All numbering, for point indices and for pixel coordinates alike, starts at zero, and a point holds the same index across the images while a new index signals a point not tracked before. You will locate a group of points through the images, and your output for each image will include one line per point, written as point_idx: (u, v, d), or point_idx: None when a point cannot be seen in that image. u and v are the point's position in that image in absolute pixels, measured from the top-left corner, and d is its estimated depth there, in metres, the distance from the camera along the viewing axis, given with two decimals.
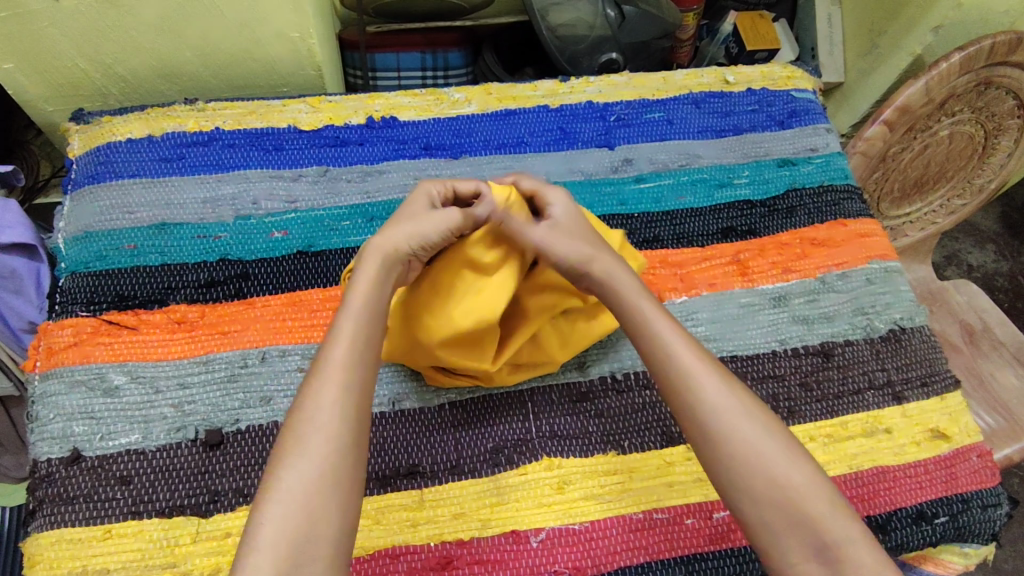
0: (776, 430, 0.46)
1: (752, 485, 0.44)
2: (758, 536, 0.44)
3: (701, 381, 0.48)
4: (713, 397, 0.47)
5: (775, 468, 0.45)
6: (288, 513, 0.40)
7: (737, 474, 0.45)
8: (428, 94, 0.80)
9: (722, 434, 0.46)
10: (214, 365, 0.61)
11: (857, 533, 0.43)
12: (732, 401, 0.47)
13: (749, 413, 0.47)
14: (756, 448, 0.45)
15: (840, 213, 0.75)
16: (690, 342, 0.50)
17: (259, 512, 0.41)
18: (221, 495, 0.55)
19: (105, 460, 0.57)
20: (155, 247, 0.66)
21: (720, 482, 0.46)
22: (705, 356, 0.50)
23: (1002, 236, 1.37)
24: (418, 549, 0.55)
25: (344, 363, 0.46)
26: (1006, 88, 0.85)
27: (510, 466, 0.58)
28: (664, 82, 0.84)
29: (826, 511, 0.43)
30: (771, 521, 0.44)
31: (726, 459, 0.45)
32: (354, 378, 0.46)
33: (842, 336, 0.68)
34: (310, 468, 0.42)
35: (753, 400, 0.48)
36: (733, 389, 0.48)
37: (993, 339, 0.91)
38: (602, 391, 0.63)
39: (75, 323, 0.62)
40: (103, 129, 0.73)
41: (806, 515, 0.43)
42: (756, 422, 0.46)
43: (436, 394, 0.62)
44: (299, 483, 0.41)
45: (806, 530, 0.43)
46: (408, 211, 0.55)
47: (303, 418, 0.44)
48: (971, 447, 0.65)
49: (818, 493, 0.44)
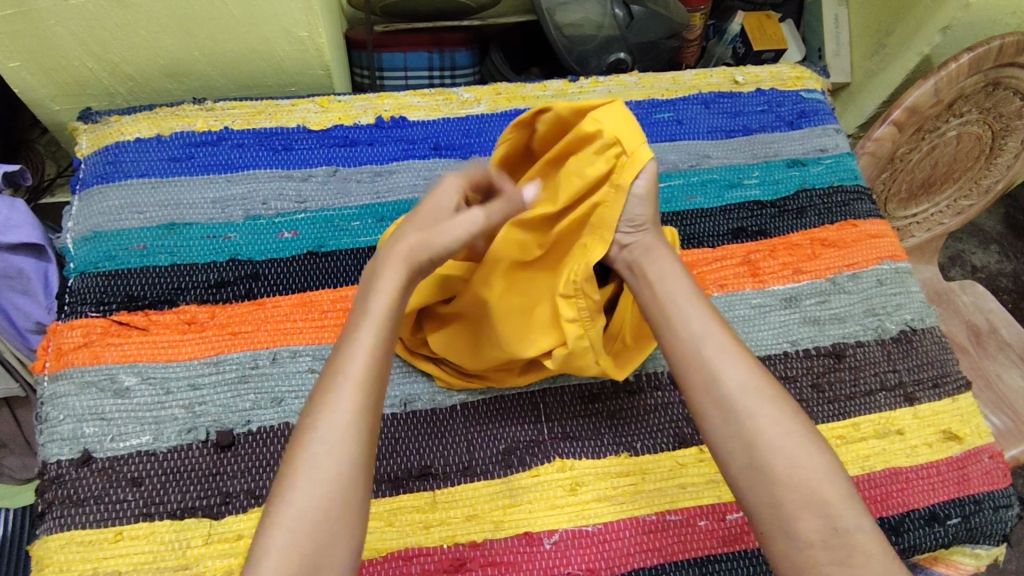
0: (797, 415, 0.47)
1: (774, 466, 0.44)
2: (765, 519, 0.44)
3: (726, 360, 0.48)
4: (735, 377, 0.48)
5: (791, 450, 0.45)
6: (295, 539, 0.39)
7: (756, 453, 0.45)
8: (437, 94, 0.79)
9: (745, 408, 0.46)
10: (224, 366, 0.61)
11: (866, 525, 0.43)
12: (753, 383, 0.47)
13: (773, 397, 0.47)
14: (778, 428, 0.45)
15: (850, 214, 0.75)
16: (719, 325, 0.51)
17: (264, 539, 0.40)
18: (233, 497, 0.55)
19: (115, 462, 0.56)
20: (164, 247, 0.66)
21: (738, 464, 0.46)
22: (733, 338, 0.50)
23: (1006, 236, 1.37)
24: (431, 551, 0.54)
25: (361, 379, 0.44)
26: (1014, 89, 0.85)
27: (523, 467, 0.58)
28: (673, 82, 0.84)
29: (839, 499, 0.43)
30: (787, 505, 0.43)
31: (745, 436, 0.46)
32: (369, 398, 0.44)
33: (853, 337, 0.68)
34: (319, 491, 0.41)
35: (777, 387, 0.48)
36: (756, 372, 0.48)
37: (1000, 340, 0.91)
38: (614, 393, 0.63)
39: (85, 324, 0.62)
40: (112, 128, 0.72)
41: (822, 499, 0.43)
42: (778, 406, 0.47)
43: (448, 395, 0.62)
44: (307, 507, 0.40)
45: (817, 514, 0.43)
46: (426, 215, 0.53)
47: (313, 437, 0.42)
48: (983, 448, 0.64)
49: (835, 480, 0.44)
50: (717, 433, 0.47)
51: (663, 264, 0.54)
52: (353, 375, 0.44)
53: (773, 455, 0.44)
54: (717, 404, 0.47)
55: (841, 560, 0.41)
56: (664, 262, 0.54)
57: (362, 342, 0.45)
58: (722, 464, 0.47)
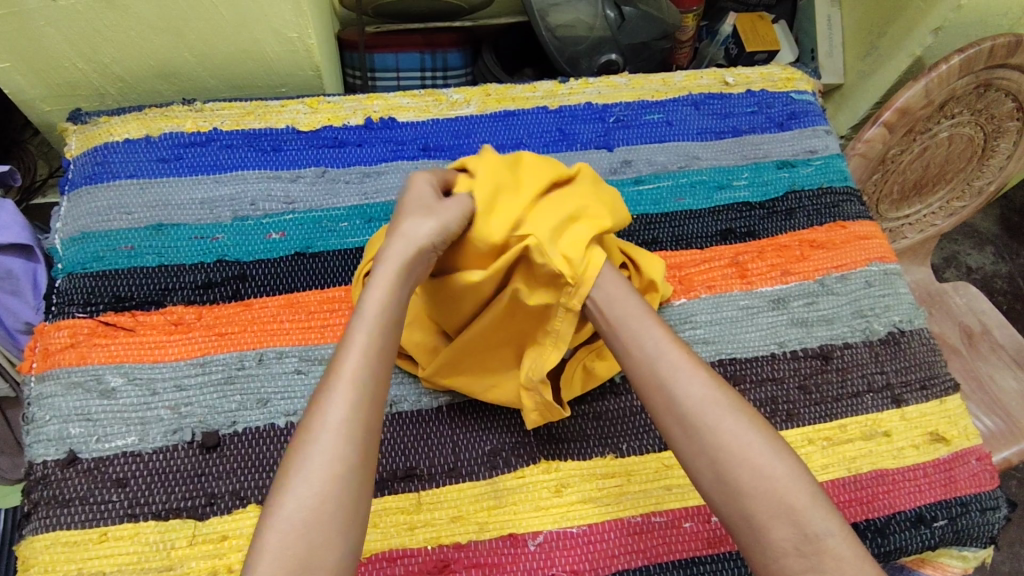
0: (761, 424, 0.46)
1: (739, 479, 0.44)
2: (740, 531, 0.44)
3: (683, 376, 0.48)
4: (694, 392, 0.47)
5: (756, 461, 0.44)
6: (288, 540, 0.38)
7: (722, 466, 0.45)
8: (427, 95, 0.79)
9: (705, 423, 0.46)
10: (211, 367, 0.61)
11: (837, 528, 0.42)
12: (714, 396, 0.47)
13: (734, 407, 0.46)
14: (741, 439, 0.45)
15: (839, 215, 0.75)
16: (675, 341, 0.50)
17: (259, 542, 0.38)
18: (217, 498, 0.55)
19: (100, 462, 0.56)
20: (152, 248, 0.66)
21: (706, 480, 0.45)
22: (689, 352, 0.49)
23: (1001, 238, 1.37)
24: (415, 552, 0.54)
25: (356, 376, 0.43)
26: (1005, 91, 0.85)
27: (508, 469, 0.58)
28: (664, 84, 0.83)
29: (809, 506, 0.43)
30: (757, 515, 0.43)
31: (709, 452, 0.45)
32: (365, 396, 0.43)
33: (841, 339, 0.68)
34: (314, 490, 0.40)
35: (738, 397, 0.47)
36: (715, 385, 0.47)
37: (992, 341, 0.91)
38: (601, 394, 0.63)
39: (72, 324, 0.62)
40: (101, 129, 0.72)
41: (790, 507, 0.43)
42: (740, 416, 0.46)
43: (433, 396, 0.61)
44: (298, 511, 0.39)
45: (786, 522, 0.42)
46: (413, 205, 0.51)
47: (309, 437, 0.41)
48: (970, 450, 0.64)
49: (802, 485, 0.44)
50: (684, 450, 0.46)
51: (614, 290, 0.52)
52: (347, 374, 0.43)
53: (736, 467, 0.44)
54: (678, 422, 0.47)
55: (813, 568, 0.41)
56: (613, 283, 0.53)
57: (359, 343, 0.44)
58: (693, 480, 0.47)
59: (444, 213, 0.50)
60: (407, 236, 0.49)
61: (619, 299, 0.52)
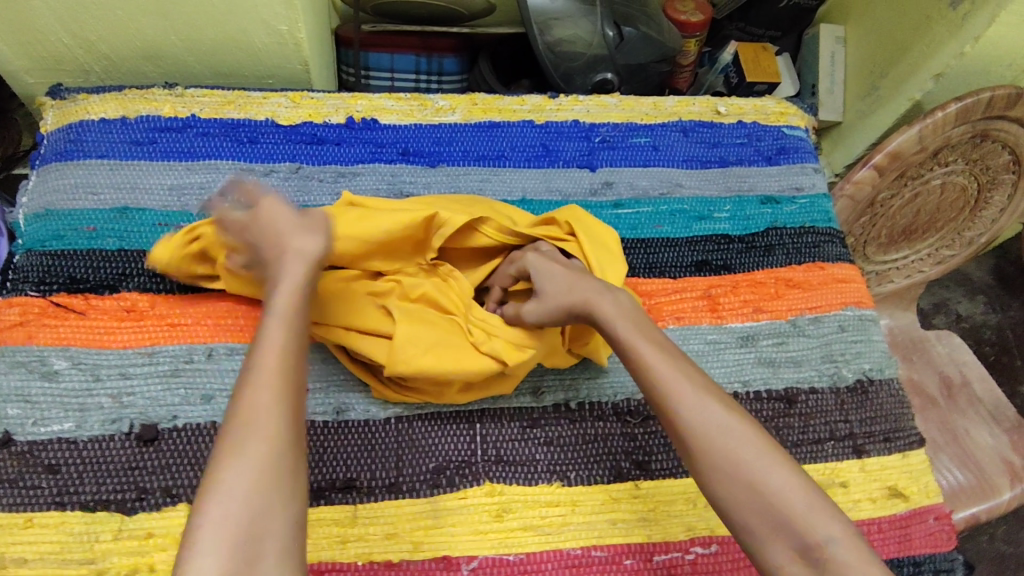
0: (755, 434, 0.46)
1: (734, 493, 0.44)
2: (746, 540, 0.44)
3: (681, 395, 0.48)
4: (693, 411, 0.47)
5: (752, 475, 0.44)
6: (228, 515, 0.38)
7: (721, 481, 0.45)
8: (412, 99, 0.78)
9: (700, 442, 0.46)
10: (158, 358, 0.59)
11: (837, 532, 0.42)
12: (711, 412, 0.47)
13: (727, 422, 0.46)
14: (734, 455, 0.45)
15: (818, 256, 0.74)
16: (671, 361, 0.50)
17: (197, 516, 0.39)
18: (148, 494, 0.54)
19: (34, 446, 0.55)
20: (114, 231, 0.65)
21: (711, 494, 0.46)
22: (685, 371, 0.49)
23: (994, 288, 1.36)
24: (345, 568, 0.54)
25: (276, 366, 0.44)
26: (1002, 143, 0.84)
27: (451, 489, 0.57)
28: (654, 107, 0.82)
29: (805, 514, 0.42)
30: (755, 528, 0.43)
31: (707, 469, 0.46)
32: (288, 378, 0.44)
33: (808, 383, 0.66)
34: (250, 470, 0.40)
35: (735, 410, 0.47)
36: (713, 401, 0.47)
37: (971, 394, 0.90)
38: (554, 418, 0.61)
39: (24, 302, 0.60)
40: (78, 106, 0.71)
41: (788, 519, 0.42)
42: (735, 429, 0.46)
43: (382, 407, 0.60)
44: (239, 482, 0.39)
45: (782, 532, 0.43)
46: (269, 222, 0.51)
47: (236, 420, 0.42)
48: (929, 508, 0.63)
49: (797, 495, 0.43)
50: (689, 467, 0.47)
51: (574, 284, 0.56)
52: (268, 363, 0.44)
53: (731, 483, 0.44)
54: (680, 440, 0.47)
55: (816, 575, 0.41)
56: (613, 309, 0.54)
57: (273, 345, 0.45)
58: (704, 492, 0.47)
59: (308, 233, 0.51)
60: (305, 257, 0.50)
61: (620, 324, 0.53)
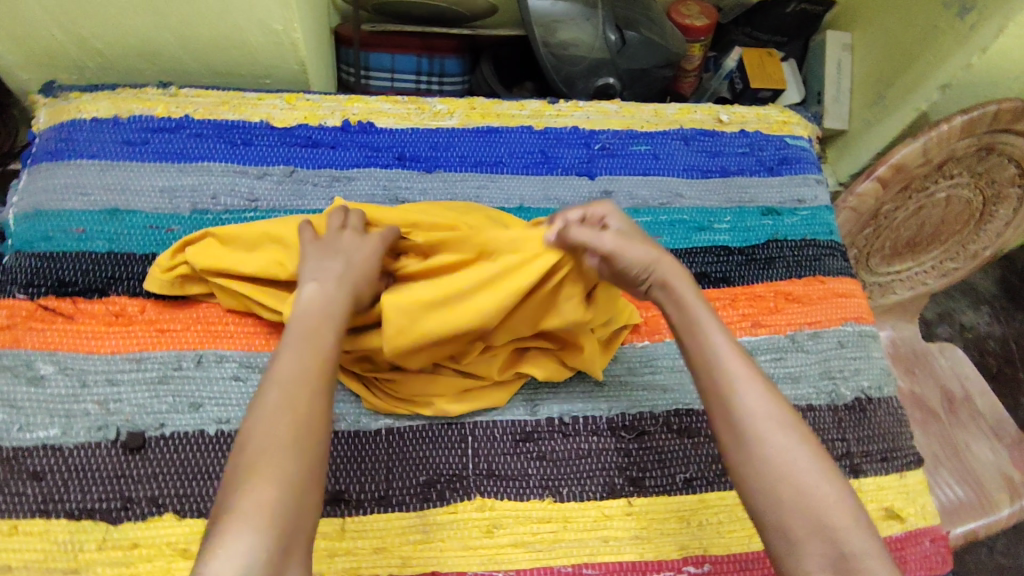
0: (809, 440, 0.44)
1: (778, 492, 0.42)
2: (773, 542, 0.42)
3: (746, 385, 0.45)
4: (756, 403, 0.44)
5: (802, 477, 0.42)
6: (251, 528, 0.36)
7: (765, 478, 0.42)
8: (409, 102, 0.77)
9: (756, 434, 0.43)
10: (146, 364, 0.59)
11: (874, 549, 0.40)
12: (769, 409, 0.44)
13: (784, 421, 0.44)
14: (789, 456, 0.42)
15: (819, 270, 0.73)
16: (737, 349, 0.46)
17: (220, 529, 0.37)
18: (133, 503, 0.53)
19: (19, 452, 0.54)
20: (104, 233, 0.64)
21: (747, 489, 0.43)
22: (749, 361, 0.46)
23: (999, 299, 1.35)
24: None
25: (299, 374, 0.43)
26: (1008, 156, 0.83)
27: (441, 503, 0.56)
28: (655, 115, 0.81)
29: (847, 526, 0.41)
30: (793, 530, 0.41)
31: (756, 462, 0.43)
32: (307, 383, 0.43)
33: (805, 400, 0.65)
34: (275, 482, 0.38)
35: (793, 412, 0.45)
36: (774, 398, 0.44)
37: (973, 409, 0.89)
38: (548, 433, 0.60)
39: (11, 305, 0.60)
40: (70, 105, 0.70)
41: (829, 527, 0.40)
42: (791, 429, 0.43)
43: (373, 418, 0.59)
44: (264, 495, 0.38)
45: (819, 538, 0.40)
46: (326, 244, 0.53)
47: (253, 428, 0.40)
48: (926, 530, 0.62)
49: (841, 507, 0.41)
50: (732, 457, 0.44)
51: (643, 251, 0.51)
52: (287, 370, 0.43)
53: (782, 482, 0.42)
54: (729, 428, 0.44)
55: None
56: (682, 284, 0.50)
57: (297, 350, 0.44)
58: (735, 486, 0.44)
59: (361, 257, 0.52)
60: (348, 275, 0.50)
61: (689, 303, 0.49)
